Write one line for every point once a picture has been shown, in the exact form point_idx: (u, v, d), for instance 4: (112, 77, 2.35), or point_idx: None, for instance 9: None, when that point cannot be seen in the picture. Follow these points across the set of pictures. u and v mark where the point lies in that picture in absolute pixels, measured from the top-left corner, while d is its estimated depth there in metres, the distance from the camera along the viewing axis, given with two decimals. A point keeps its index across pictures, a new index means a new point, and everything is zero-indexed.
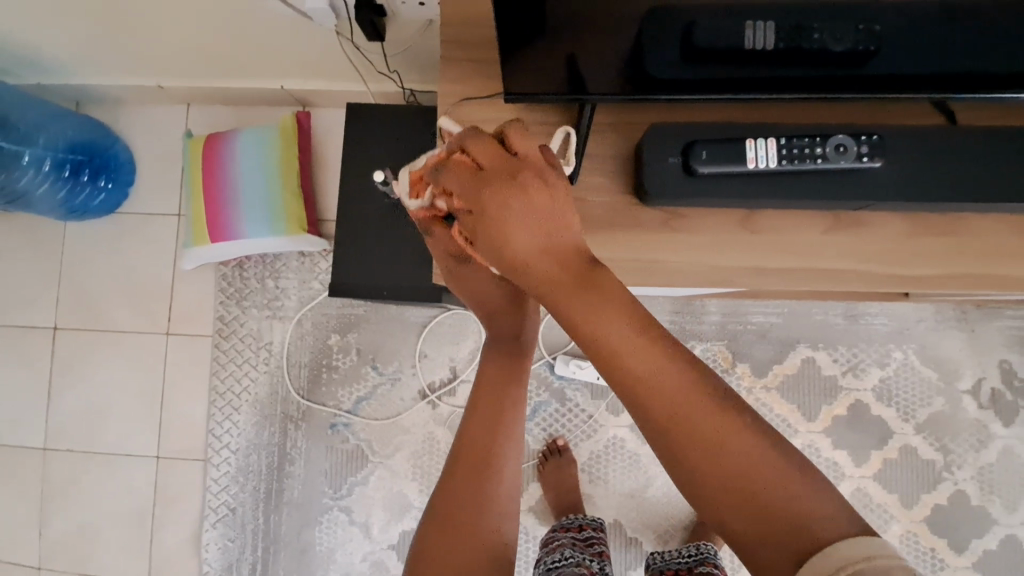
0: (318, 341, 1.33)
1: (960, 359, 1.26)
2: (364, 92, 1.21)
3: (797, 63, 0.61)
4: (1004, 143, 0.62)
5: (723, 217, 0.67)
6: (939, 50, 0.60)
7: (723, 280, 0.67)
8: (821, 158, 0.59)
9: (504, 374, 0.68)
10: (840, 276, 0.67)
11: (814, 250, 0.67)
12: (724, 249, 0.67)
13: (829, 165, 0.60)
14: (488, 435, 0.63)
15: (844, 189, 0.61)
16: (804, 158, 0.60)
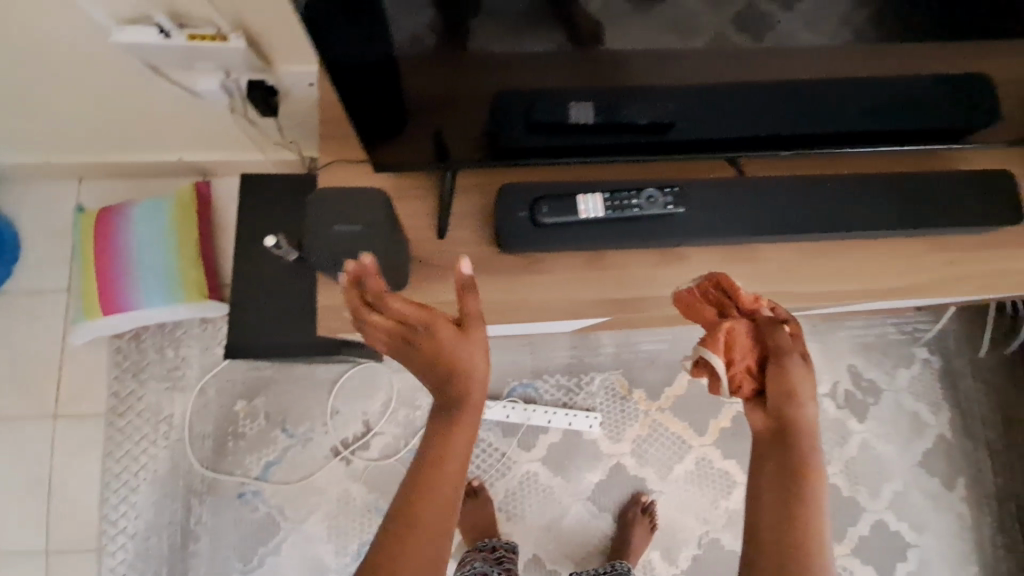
0: (223, 408, 1.31)
1: (817, 367, 1.46)
2: (264, 162, 1.26)
3: (615, 132, 0.77)
4: (780, 188, 0.78)
5: (570, 259, 0.78)
6: (718, 120, 0.77)
7: (576, 313, 0.78)
8: (638, 207, 0.72)
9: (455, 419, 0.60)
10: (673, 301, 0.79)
11: (649, 280, 0.79)
12: (576, 284, 0.78)
13: (644, 214, 0.73)
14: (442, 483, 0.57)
15: (659, 231, 0.74)
16: (625, 207, 0.72)
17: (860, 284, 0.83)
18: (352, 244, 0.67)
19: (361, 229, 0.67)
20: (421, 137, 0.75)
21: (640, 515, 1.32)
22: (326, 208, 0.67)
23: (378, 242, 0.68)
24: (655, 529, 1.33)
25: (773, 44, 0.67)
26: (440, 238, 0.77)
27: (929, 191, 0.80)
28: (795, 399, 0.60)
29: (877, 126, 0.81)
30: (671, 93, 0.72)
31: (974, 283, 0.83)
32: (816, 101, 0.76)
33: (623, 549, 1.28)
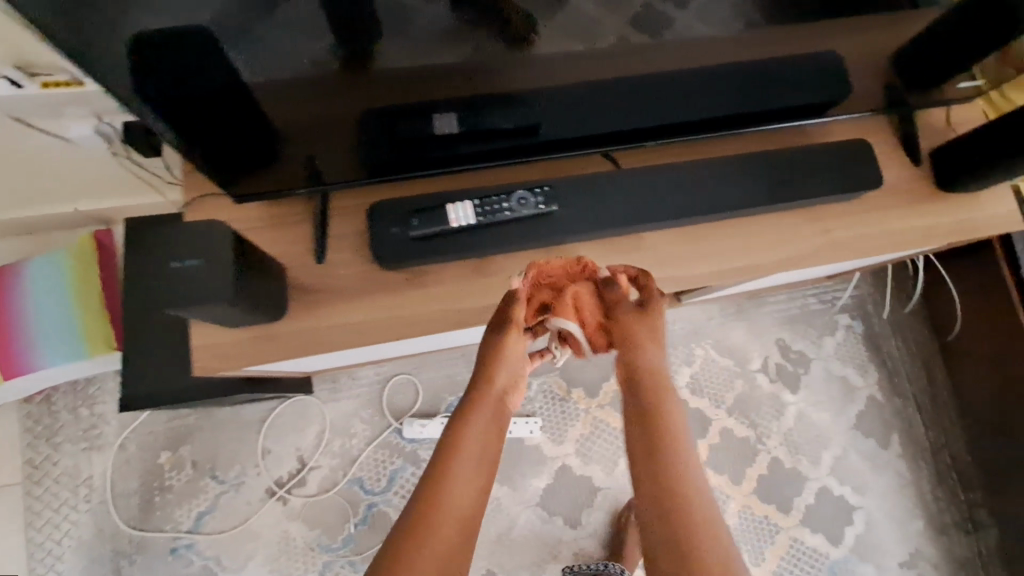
0: (146, 462, 1.26)
1: (746, 345, 1.50)
2: (163, 205, 1.23)
3: (481, 138, 0.78)
4: (653, 179, 0.81)
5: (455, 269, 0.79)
6: (582, 117, 0.79)
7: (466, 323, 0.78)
8: (509, 210, 0.73)
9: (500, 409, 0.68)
10: None
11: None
12: (462, 293, 0.77)
13: (517, 216, 0.74)
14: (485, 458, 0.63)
15: (534, 232, 0.75)
16: (496, 212, 0.73)
17: (743, 262, 0.85)
18: (195, 282, 0.59)
19: (199, 264, 0.60)
20: (295, 166, 0.76)
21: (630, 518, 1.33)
22: (165, 239, 0.60)
23: (224, 281, 0.60)
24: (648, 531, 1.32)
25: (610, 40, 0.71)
26: (322, 262, 0.76)
27: (790, 168, 0.83)
28: (637, 345, 0.66)
29: (735, 109, 0.84)
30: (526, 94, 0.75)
31: (849, 249, 0.87)
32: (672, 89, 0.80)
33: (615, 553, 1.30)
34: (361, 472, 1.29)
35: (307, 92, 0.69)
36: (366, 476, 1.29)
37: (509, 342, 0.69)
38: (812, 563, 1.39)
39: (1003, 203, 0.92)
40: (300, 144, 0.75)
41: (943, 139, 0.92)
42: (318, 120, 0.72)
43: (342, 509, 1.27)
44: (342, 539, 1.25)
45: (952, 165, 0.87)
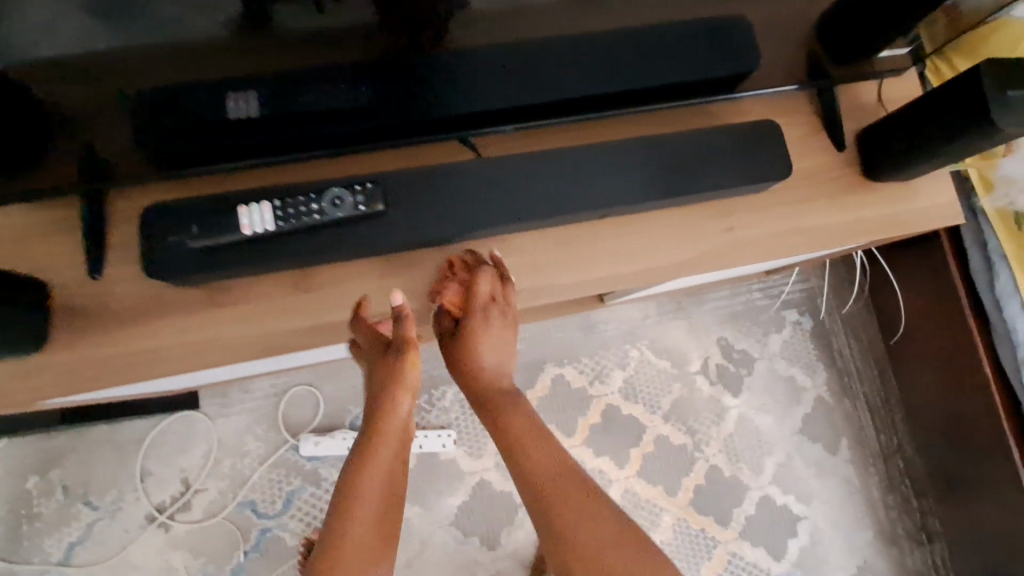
0: (11, 487, 1.13)
1: (686, 345, 1.38)
2: None
3: (297, 125, 0.68)
4: (508, 167, 0.68)
5: (274, 281, 0.70)
6: (416, 100, 0.69)
7: (287, 338, 0.70)
8: (317, 214, 0.60)
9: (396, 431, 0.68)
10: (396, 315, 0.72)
11: (372, 294, 0.71)
12: (278, 313, 0.70)
13: (331, 219, 0.62)
14: (384, 486, 0.65)
15: (354, 240, 0.62)
16: (301, 216, 0.60)
17: (630, 268, 0.73)
18: None
19: None
20: (70, 152, 0.67)
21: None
22: None
23: None
24: None
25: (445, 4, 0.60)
26: (97, 278, 0.69)
27: (673, 156, 0.71)
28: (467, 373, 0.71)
29: (615, 85, 0.72)
30: (345, 71, 0.65)
31: (757, 249, 0.74)
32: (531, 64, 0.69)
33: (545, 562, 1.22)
34: (253, 494, 1.17)
35: (73, 67, 0.59)
36: (259, 498, 1.17)
37: (390, 367, 0.68)
38: None
39: (940, 193, 0.79)
40: (75, 134, 0.65)
41: (872, 118, 0.79)
42: (90, 107, 0.63)
43: (232, 535, 1.15)
44: (231, 568, 1.14)
45: (876, 149, 0.75)
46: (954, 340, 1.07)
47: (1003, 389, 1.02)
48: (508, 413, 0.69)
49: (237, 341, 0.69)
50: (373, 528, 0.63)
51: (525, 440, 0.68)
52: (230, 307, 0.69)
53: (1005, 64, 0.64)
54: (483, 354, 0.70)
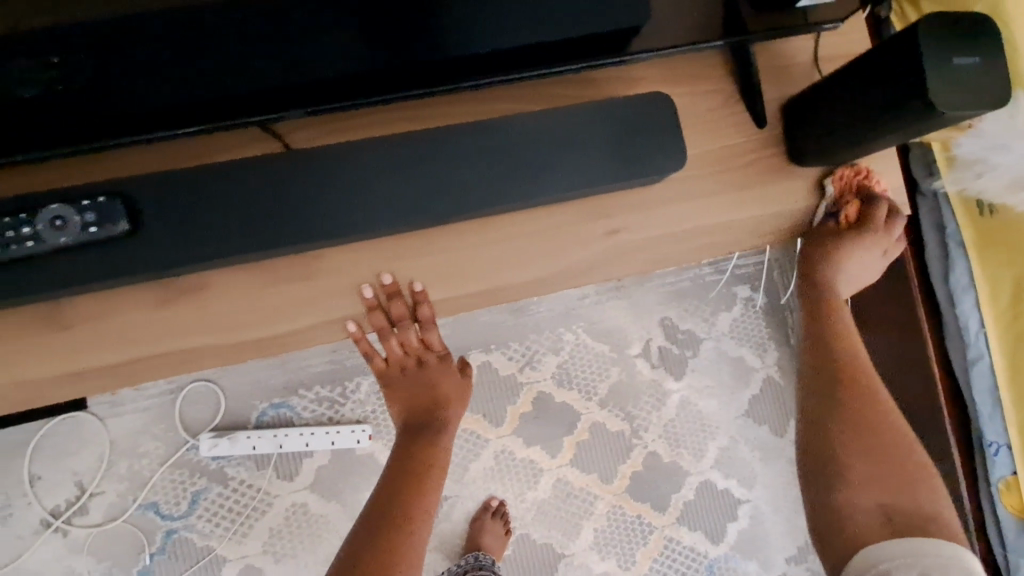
0: None
1: (626, 326, 1.27)
2: None
3: (33, 113, 0.57)
4: (317, 164, 0.57)
5: (39, 309, 0.58)
6: (204, 75, 0.57)
7: (74, 377, 0.58)
8: (31, 240, 0.53)
9: (443, 422, 0.73)
10: (199, 353, 0.60)
11: (158, 325, 0.59)
12: (48, 351, 0.58)
13: (50, 246, 0.54)
14: (433, 465, 0.72)
15: (89, 264, 0.55)
16: (9, 243, 0.53)
17: (494, 279, 0.62)
18: None
19: None
20: None
21: (488, 521, 1.17)
22: None
23: None
24: (508, 532, 1.18)
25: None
26: None
27: (518, 143, 0.58)
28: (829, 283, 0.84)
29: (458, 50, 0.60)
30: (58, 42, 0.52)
31: (640, 253, 0.63)
32: (350, 28, 0.57)
33: (472, 548, 1.14)
34: (155, 495, 1.10)
35: None
36: (162, 499, 1.10)
37: (446, 378, 0.74)
38: (689, 563, 1.25)
39: None
40: None
41: (799, 84, 0.65)
42: None
43: (134, 539, 1.09)
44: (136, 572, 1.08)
45: (802, 127, 0.62)
46: (896, 323, 0.99)
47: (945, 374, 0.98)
48: (846, 343, 0.83)
49: (11, 382, 0.57)
50: (416, 494, 0.70)
51: (855, 376, 0.82)
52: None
53: (953, 22, 0.50)
54: (860, 264, 0.83)
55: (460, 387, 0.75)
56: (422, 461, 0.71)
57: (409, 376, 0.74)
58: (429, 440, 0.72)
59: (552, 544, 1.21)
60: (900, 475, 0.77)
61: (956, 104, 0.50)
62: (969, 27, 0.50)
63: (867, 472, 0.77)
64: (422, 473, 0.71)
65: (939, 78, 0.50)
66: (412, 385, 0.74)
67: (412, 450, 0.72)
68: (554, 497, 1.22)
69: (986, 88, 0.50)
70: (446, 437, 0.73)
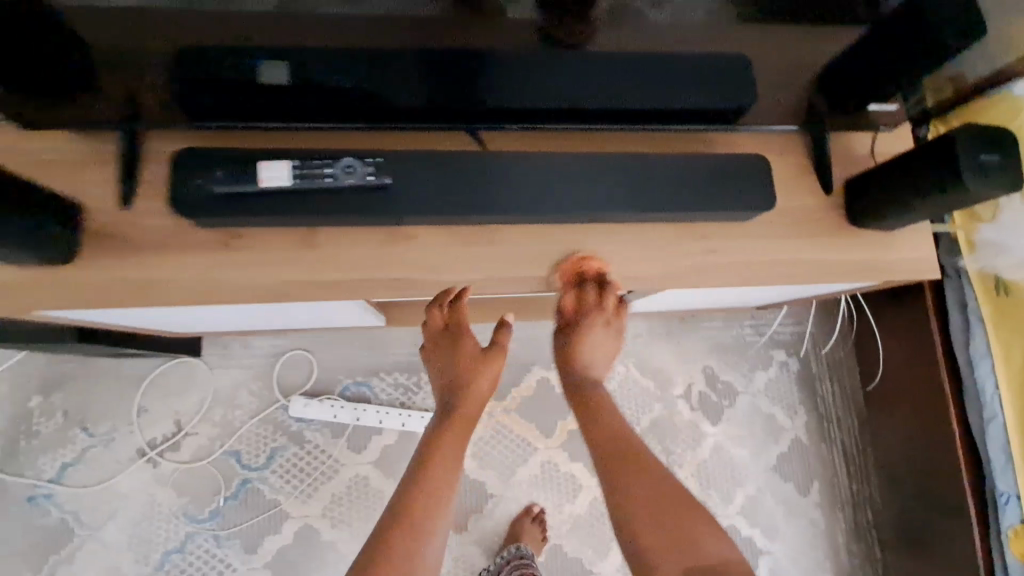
0: (17, 405, 1.19)
1: (672, 368, 1.41)
2: None
3: (325, 98, 0.72)
4: (524, 163, 0.72)
5: (285, 233, 0.71)
6: (457, 93, 0.74)
7: None
8: (332, 178, 0.65)
9: (466, 406, 0.83)
10: (396, 284, 0.74)
11: (370, 258, 0.73)
12: (282, 264, 0.71)
13: (341, 187, 0.66)
14: (452, 449, 0.78)
15: (359, 206, 0.67)
16: (316, 176, 0.65)
17: (615, 273, 0.79)
18: None
19: None
20: (116, 101, 0.69)
21: (529, 524, 1.26)
22: None
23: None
24: (545, 538, 1.27)
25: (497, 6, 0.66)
26: (134, 205, 0.70)
27: (668, 168, 0.75)
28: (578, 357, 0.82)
29: (642, 101, 0.78)
30: (371, 58, 0.69)
31: (728, 273, 0.81)
32: (575, 75, 0.74)
33: (513, 541, 1.23)
34: (239, 444, 1.23)
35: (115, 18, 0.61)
36: (245, 449, 1.23)
37: (473, 357, 0.86)
38: None
39: (909, 246, 0.85)
40: (116, 82, 0.67)
41: (858, 169, 0.86)
42: (125, 56, 0.64)
43: (214, 481, 1.21)
44: (209, 511, 1.19)
45: (861, 195, 0.81)
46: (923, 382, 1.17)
47: (963, 433, 1.11)
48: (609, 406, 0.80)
49: (244, 285, 0.70)
50: (447, 474, 0.76)
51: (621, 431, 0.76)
52: (242, 250, 0.70)
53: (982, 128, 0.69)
54: (601, 340, 0.82)
55: (486, 369, 0.85)
56: (443, 444, 0.78)
57: (444, 358, 0.87)
58: (452, 427, 0.81)
59: (581, 559, 1.29)
60: (685, 525, 0.68)
61: (981, 181, 0.69)
62: (995, 133, 0.69)
63: (655, 525, 0.68)
64: (447, 457, 0.77)
65: (967, 164, 0.68)
66: (441, 362, 0.87)
67: (439, 433, 0.80)
68: (589, 514, 1.31)
69: (1008, 176, 0.68)
70: (468, 421, 0.82)
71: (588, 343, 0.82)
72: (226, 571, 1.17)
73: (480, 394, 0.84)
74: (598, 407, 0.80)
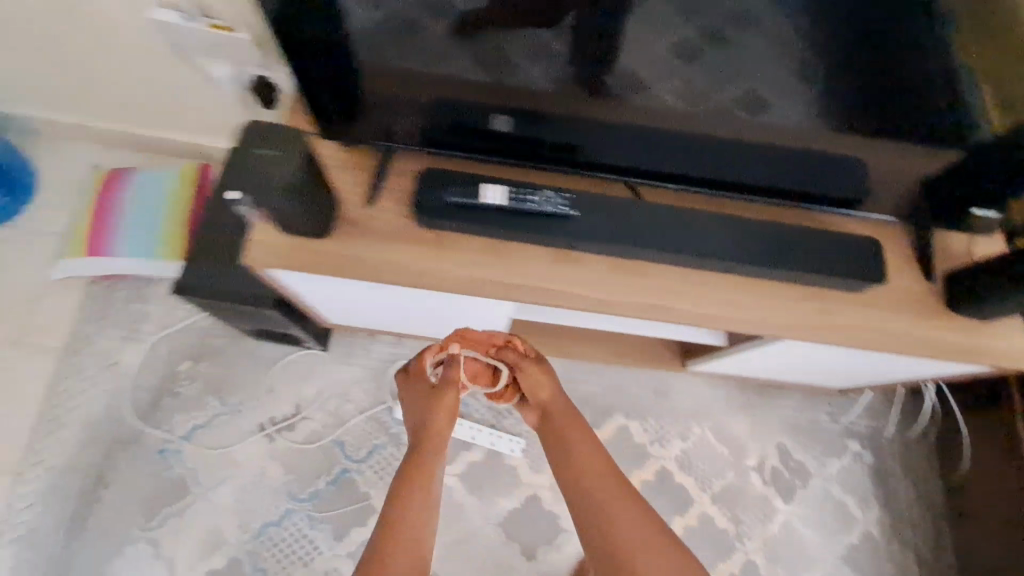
0: (168, 366, 1.36)
1: (747, 439, 1.47)
2: (198, 142, 1.42)
3: (530, 145, 0.91)
4: (676, 215, 0.89)
5: (479, 243, 0.87)
6: (630, 155, 0.92)
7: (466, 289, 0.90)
8: (536, 203, 0.84)
9: (426, 445, 0.95)
10: (562, 294, 0.88)
11: (544, 271, 0.88)
12: (473, 263, 0.86)
13: (540, 211, 0.85)
14: (420, 485, 0.90)
15: (547, 227, 0.85)
16: (525, 200, 0.84)
17: (742, 318, 0.91)
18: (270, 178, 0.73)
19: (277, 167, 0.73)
20: (374, 126, 0.89)
21: None
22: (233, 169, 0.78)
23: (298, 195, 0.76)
24: None
25: (647, 97, 0.83)
26: (369, 204, 0.88)
27: (791, 238, 0.90)
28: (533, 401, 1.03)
29: (776, 179, 0.94)
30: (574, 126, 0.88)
31: (838, 336, 0.92)
32: (724, 156, 0.91)
33: None
34: (345, 435, 1.35)
35: (404, 75, 0.82)
36: (349, 441, 1.35)
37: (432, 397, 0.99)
38: None
39: (1003, 339, 0.95)
40: (381, 113, 0.87)
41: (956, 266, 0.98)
42: (398, 98, 0.85)
43: (318, 465, 1.32)
44: (309, 492, 1.30)
45: (957, 286, 0.93)
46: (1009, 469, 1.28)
47: None
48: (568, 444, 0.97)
49: (441, 276, 0.86)
50: (415, 509, 0.87)
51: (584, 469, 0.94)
52: (443, 248, 0.86)
53: None
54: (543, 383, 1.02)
55: (440, 409, 0.98)
56: (414, 480, 0.90)
57: (415, 403, 1.01)
58: (419, 465, 0.92)
59: None
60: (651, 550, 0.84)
61: None
62: None
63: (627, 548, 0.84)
64: (417, 493, 0.89)
65: None
66: (413, 403, 1.02)
67: (406, 471, 0.91)
68: None
69: None
70: (429, 459, 0.94)
71: (534, 386, 1.02)
72: (313, 552, 1.26)
73: (435, 434, 0.97)
74: (560, 448, 0.98)
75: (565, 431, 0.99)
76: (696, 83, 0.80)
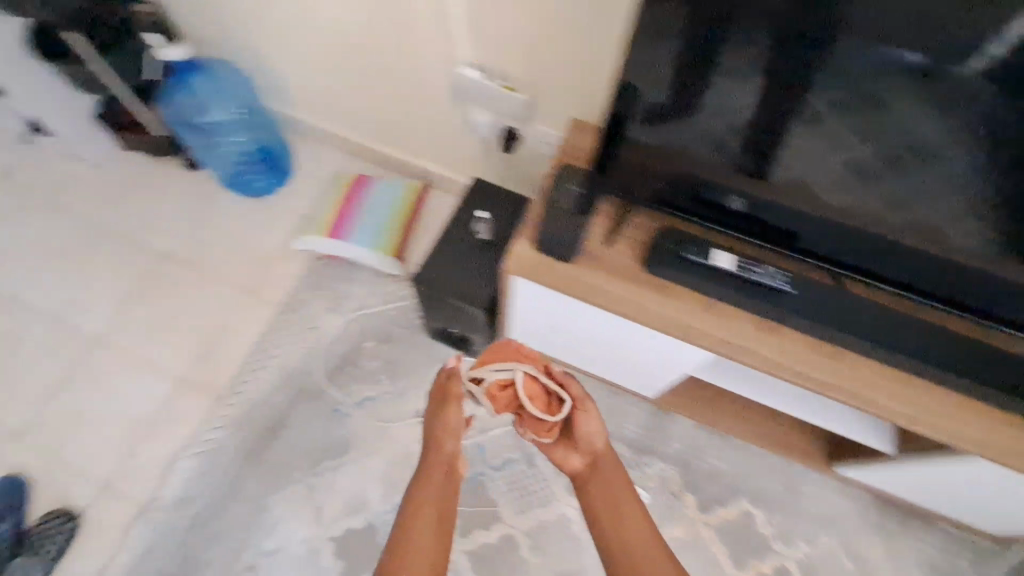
0: (357, 341, 1.59)
1: (878, 564, 1.40)
2: (427, 165, 1.70)
3: (755, 224, 1.02)
4: (879, 314, 0.97)
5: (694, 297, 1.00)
6: (845, 251, 1.00)
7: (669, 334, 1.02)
8: (758, 273, 0.97)
9: (441, 461, 1.04)
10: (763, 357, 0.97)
11: (750, 333, 0.97)
12: (686, 310, 0.98)
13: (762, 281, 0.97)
14: (432, 498, 1.01)
15: (760, 295, 0.97)
16: (749, 270, 0.97)
17: (931, 426, 0.94)
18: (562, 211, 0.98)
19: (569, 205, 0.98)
20: (620, 184, 1.04)
21: None
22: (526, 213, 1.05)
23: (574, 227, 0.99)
24: None
25: (829, 200, 0.94)
26: (606, 244, 1.04)
27: (996, 362, 0.94)
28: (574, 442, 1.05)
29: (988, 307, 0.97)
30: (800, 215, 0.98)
31: None
32: (926, 272, 0.97)
33: None
34: (487, 442, 1.48)
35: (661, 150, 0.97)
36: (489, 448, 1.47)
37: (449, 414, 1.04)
38: None
39: None
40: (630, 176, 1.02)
41: None
42: (650, 168, 1.00)
43: None
44: None
45: None
46: None
47: None
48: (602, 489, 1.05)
49: (655, 316, 0.99)
50: (440, 525, 0.99)
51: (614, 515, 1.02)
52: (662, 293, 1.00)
53: None
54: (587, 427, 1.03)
55: (455, 426, 1.04)
56: (433, 497, 1.01)
57: (433, 420, 1.06)
58: (435, 482, 1.02)
59: None
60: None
61: None
62: None
63: None
64: (439, 511, 1.01)
65: None
66: (436, 418, 1.05)
67: (428, 486, 1.02)
68: None
69: None
70: (441, 471, 1.04)
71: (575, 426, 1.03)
72: None
73: (447, 448, 1.04)
74: (594, 491, 1.05)
75: (600, 477, 1.05)
76: (861, 202, 0.92)
